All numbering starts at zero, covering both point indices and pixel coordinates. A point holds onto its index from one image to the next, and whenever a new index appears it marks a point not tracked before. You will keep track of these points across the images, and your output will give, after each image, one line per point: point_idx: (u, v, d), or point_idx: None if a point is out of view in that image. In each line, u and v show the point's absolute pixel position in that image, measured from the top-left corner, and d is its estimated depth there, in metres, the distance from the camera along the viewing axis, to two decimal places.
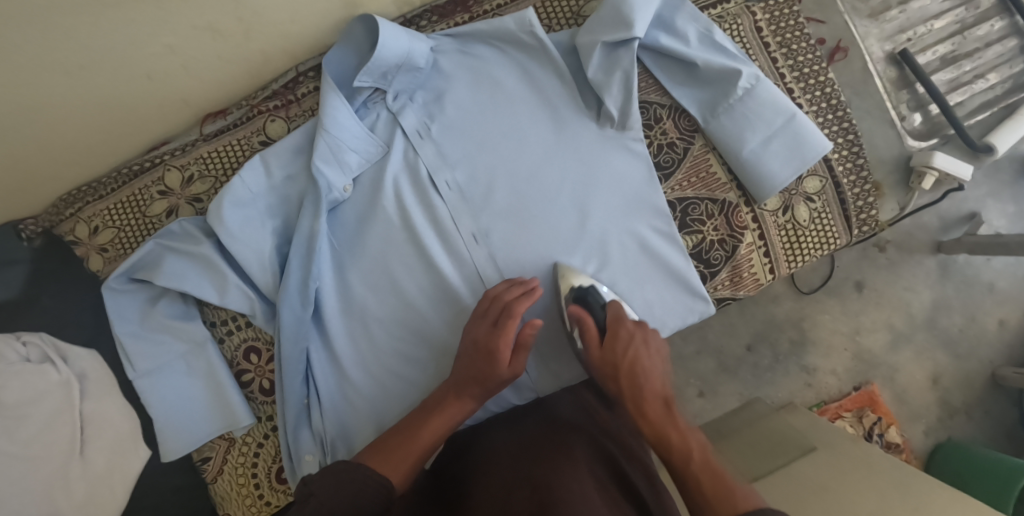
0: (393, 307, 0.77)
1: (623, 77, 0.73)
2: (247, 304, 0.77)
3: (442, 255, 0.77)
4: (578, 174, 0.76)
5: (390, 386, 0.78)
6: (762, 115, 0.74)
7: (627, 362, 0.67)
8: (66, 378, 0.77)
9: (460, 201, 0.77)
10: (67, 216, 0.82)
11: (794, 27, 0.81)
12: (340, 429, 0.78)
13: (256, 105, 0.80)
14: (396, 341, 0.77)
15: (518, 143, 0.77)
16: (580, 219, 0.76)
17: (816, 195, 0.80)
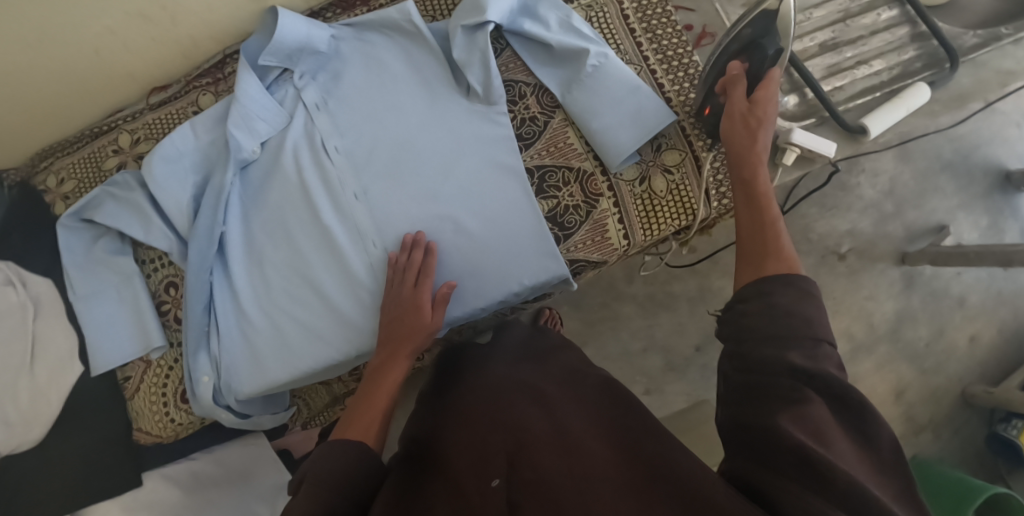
0: (285, 253, 0.89)
1: (482, 56, 0.82)
2: (167, 241, 0.91)
3: (326, 208, 0.88)
4: (446, 141, 0.86)
5: (278, 320, 0.89)
6: (610, 89, 0.81)
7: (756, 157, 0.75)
8: (23, 300, 0.94)
9: (345, 163, 0.88)
10: (41, 169, 0.99)
11: (662, 14, 0.88)
12: (234, 356, 0.89)
13: (190, 82, 0.95)
14: (286, 282, 0.89)
15: (398, 115, 0.88)
16: (445, 181, 0.86)
17: (675, 167, 0.85)
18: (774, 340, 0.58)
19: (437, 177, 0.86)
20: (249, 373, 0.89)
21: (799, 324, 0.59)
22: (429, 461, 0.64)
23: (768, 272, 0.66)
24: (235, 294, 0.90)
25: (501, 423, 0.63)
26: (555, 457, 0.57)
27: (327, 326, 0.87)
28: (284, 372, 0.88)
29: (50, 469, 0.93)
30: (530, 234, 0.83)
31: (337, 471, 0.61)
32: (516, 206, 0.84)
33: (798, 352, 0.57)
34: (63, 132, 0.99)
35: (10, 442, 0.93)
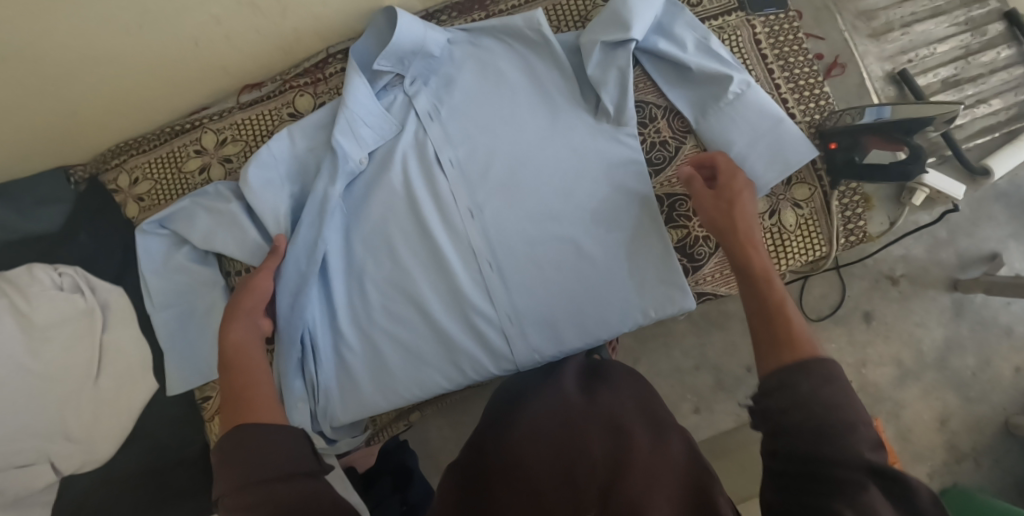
0: (389, 273, 0.83)
1: (619, 73, 0.78)
2: (255, 252, 0.83)
3: (435, 225, 0.82)
4: (568, 161, 0.81)
5: (379, 343, 0.83)
6: (749, 119, 0.77)
7: (745, 237, 0.66)
8: (91, 307, 0.87)
9: (457, 179, 0.82)
10: (112, 165, 0.92)
11: (794, 41, 0.84)
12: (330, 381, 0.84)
13: (289, 81, 0.89)
14: (387, 302, 0.83)
15: (517, 131, 0.82)
16: (566, 203, 0.81)
17: (804, 202, 0.82)
18: (818, 383, 0.48)
19: (558, 199, 0.81)
20: (345, 395, 0.84)
21: (818, 378, 0.49)
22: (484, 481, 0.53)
23: (798, 359, 0.51)
24: (331, 312, 0.84)
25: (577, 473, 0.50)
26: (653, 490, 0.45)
27: (432, 350, 0.82)
28: (383, 394, 0.84)
29: (111, 498, 0.86)
30: (659, 262, 0.80)
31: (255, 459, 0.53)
32: (644, 233, 0.80)
33: (814, 388, 0.48)
34: (139, 128, 0.92)
35: (73, 461, 0.85)
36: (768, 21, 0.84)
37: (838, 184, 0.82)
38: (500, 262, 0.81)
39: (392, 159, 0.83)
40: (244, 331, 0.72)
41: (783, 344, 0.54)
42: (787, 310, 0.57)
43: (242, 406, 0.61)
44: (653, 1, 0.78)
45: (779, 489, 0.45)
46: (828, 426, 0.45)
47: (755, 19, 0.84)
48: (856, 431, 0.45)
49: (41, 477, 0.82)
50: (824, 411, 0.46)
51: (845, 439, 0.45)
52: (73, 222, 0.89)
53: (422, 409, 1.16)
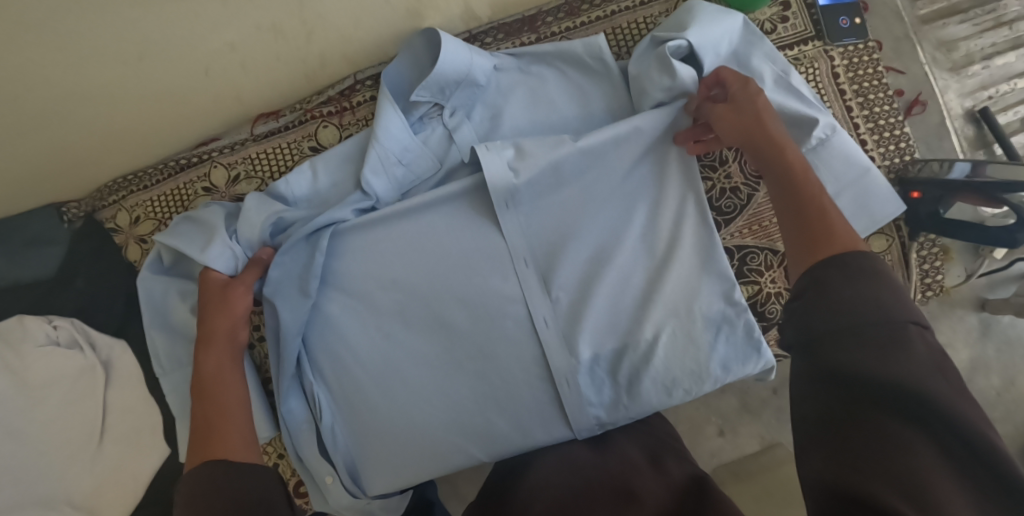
0: (419, 308, 0.72)
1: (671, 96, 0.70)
2: (229, 264, 0.70)
3: (484, 279, 0.71)
4: (621, 196, 0.72)
5: (404, 402, 0.71)
6: (833, 168, 0.70)
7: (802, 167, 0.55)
8: (92, 363, 0.78)
9: (504, 205, 0.70)
10: (111, 202, 0.81)
11: (873, 75, 0.77)
12: (348, 446, 0.73)
13: (309, 110, 0.77)
14: (415, 354, 0.72)
15: (576, 161, 0.70)
16: (620, 242, 0.71)
17: (881, 254, 0.76)
18: (839, 285, 0.42)
19: (625, 237, 0.71)
20: (368, 468, 0.72)
21: (854, 300, 0.41)
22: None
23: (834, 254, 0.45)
24: (342, 344, 0.72)
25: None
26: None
27: (464, 413, 0.71)
28: (413, 458, 0.71)
29: None
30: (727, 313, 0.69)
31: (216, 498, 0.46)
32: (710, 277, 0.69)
33: (875, 316, 0.40)
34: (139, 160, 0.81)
35: None
36: (848, 52, 0.77)
37: (918, 235, 0.76)
38: (558, 304, 0.71)
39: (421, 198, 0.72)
40: (216, 365, 0.64)
41: (813, 241, 0.48)
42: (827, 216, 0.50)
43: (212, 444, 0.54)
44: (728, 28, 0.71)
45: (832, 456, 0.37)
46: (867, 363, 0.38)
47: (833, 50, 0.76)
48: (901, 353, 0.38)
49: None
50: (874, 347, 0.38)
51: (898, 355, 0.38)
52: (68, 266, 0.80)
53: None
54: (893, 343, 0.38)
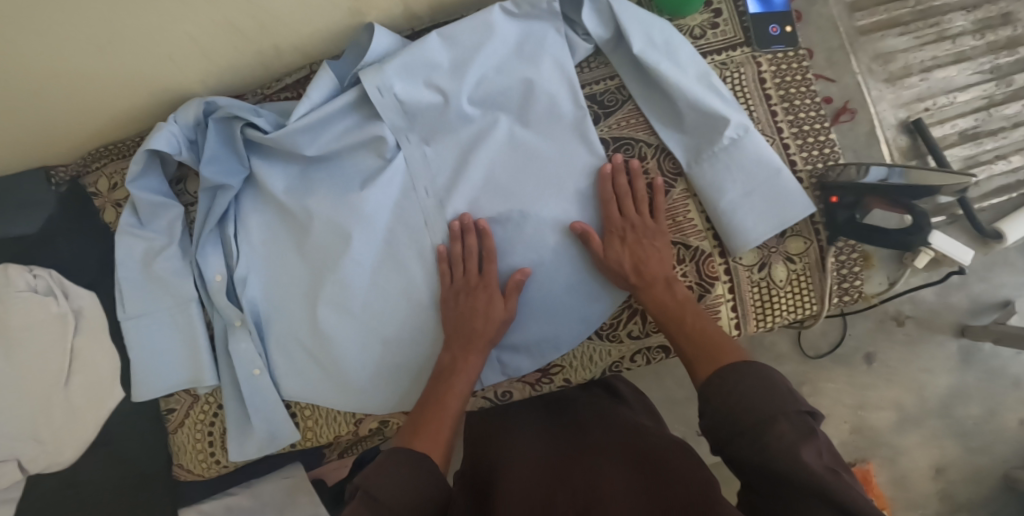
0: (327, 191, 0.80)
1: (561, 66, 0.76)
2: (173, 143, 0.79)
3: (384, 188, 0.79)
4: (531, 125, 0.78)
5: (328, 295, 0.80)
6: (745, 166, 0.73)
7: (635, 248, 0.72)
8: (63, 313, 0.87)
9: (399, 113, 0.77)
10: (94, 168, 0.90)
11: (800, 82, 0.79)
12: (277, 335, 0.82)
13: (270, 96, 0.86)
14: (332, 255, 0.79)
15: (483, 125, 0.78)
16: (529, 172, 0.78)
17: (798, 256, 0.77)
18: (741, 401, 0.55)
19: (531, 204, 0.77)
20: (295, 361, 0.82)
21: (741, 386, 0.56)
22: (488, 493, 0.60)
23: (724, 363, 0.60)
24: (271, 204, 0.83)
25: (579, 474, 0.56)
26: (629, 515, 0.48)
27: (380, 309, 0.80)
28: (332, 386, 0.81)
29: (68, 502, 0.86)
30: None
31: (405, 494, 0.55)
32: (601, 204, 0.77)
33: (773, 389, 0.54)
34: (122, 134, 0.90)
35: (38, 463, 0.87)
36: (775, 59, 0.79)
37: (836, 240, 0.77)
38: (446, 196, 0.79)
39: (323, 111, 0.76)
40: None
41: (705, 352, 0.63)
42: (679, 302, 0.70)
43: None
44: (647, 20, 0.75)
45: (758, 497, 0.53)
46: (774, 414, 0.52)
47: (760, 56, 0.79)
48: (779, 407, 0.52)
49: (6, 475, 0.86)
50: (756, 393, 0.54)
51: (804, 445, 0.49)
52: (49, 226, 0.88)
53: None
54: (766, 390, 0.54)
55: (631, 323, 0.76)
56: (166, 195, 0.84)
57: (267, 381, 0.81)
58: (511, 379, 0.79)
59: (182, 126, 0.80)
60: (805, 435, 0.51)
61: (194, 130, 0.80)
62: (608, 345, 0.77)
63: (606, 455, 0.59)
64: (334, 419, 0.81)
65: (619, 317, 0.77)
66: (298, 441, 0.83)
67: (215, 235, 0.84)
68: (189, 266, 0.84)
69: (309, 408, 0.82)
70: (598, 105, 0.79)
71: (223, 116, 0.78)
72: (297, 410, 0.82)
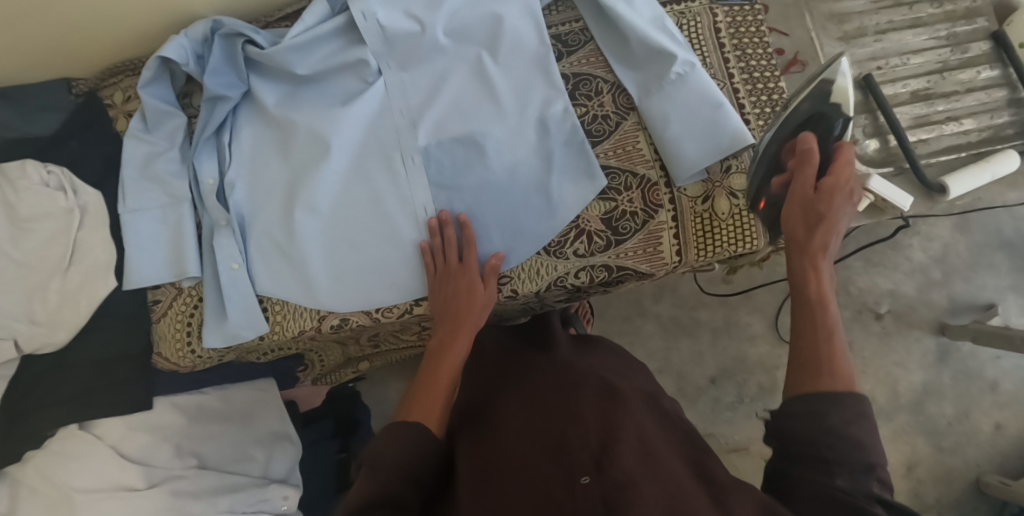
0: (311, 108, 0.87)
1: (528, 5, 0.82)
2: (181, 53, 0.87)
3: (363, 108, 0.85)
4: (495, 54, 0.83)
5: (301, 199, 0.85)
6: (689, 101, 0.79)
7: (821, 227, 0.68)
8: (70, 207, 0.95)
9: (379, 39, 0.83)
10: (110, 83, 1.00)
11: (755, 33, 0.85)
12: (255, 237, 0.89)
13: (272, 24, 0.94)
14: (307, 165, 0.86)
15: (455, 54, 0.84)
16: (493, 98, 0.83)
17: (741, 192, 0.83)
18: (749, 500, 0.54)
19: (491, 127, 0.82)
20: (269, 261, 0.88)
21: (820, 414, 0.56)
22: (493, 439, 0.66)
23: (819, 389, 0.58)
24: (265, 119, 0.90)
25: (584, 419, 0.62)
26: (637, 459, 0.56)
27: (351, 217, 0.86)
28: (301, 284, 0.87)
29: (57, 379, 0.94)
30: (581, 160, 0.81)
31: (397, 455, 0.62)
32: (557, 128, 0.82)
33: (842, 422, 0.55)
34: (138, 53, 1.00)
35: (32, 342, 0.94)
36: (732, 11, 0.85)
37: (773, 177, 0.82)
38: (418, 118, 0.85)
39: (312, 32, 0.83)
40: None
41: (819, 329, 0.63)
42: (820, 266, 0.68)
43: None
44: None
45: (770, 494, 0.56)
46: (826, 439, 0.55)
47: (718, 8, 0.85)
48: (832, 415, 0.56)
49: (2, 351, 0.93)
50: (816, 426, 0.56)
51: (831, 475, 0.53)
52: (63, 129, 0.98)
53: (370, 357, 1.20)
54: (822, 411, 0.56)
55: (577, 242, 0.81)
56: (172, 105, 0.93)
57: (243, 275, 0.88)
58: None
59: (191, 40, 0.88)
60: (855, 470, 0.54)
61: (202, 46, 0.89)
62: (554, 261, 0.82)
63: (589, 394, 0.67)
64: (300, 315, 0.87)
65: (567, 236, 0.82)
66: (267, 336, 0.89)
67: (211, 144, 0.92)
68: (187, 170, 0.93)
69: (278, 303, 0.88)
70: (563, 44, 0.85)
71: (227, 34, 0.86)
72: (268, 305, 0.88)
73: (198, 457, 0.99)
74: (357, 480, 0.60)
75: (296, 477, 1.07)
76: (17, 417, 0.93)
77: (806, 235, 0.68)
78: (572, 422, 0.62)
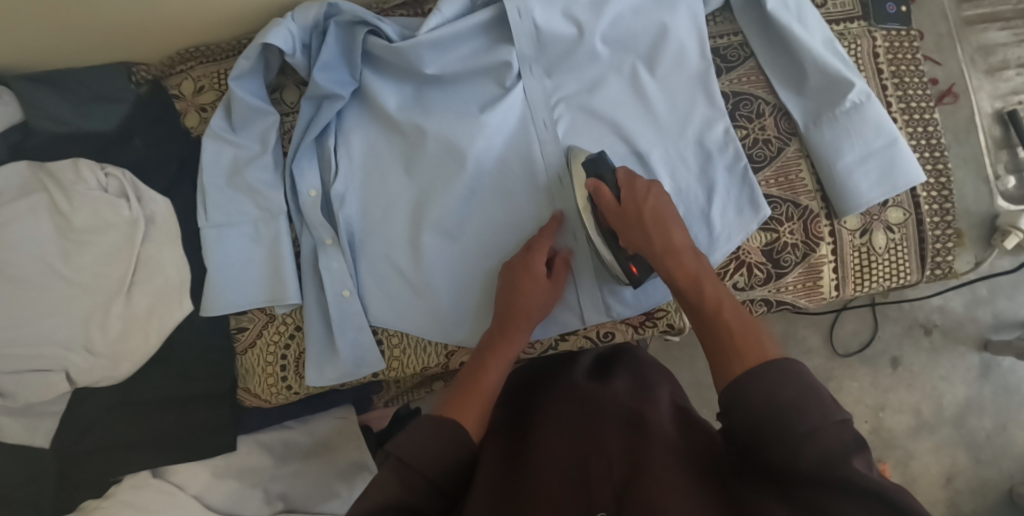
0: (443, 114, 0.77)
1: (692, 16, 0.76)
2: (290, 43, 0.74)
3: (503, 118, 0.76)
4: (653, 68, 0.76)
5: (432, 219, 0.76)
6: (863, 131, 0.74)
7: (655, 221, 0.64)
8: (135, 217, 0.82)
9: (531, 41, 0.74)
10: (178, 71, 0.87)
11: (911, 61, 0.81)
12: (370, 259, 0.78)
13: (387, 12, 0.80)
14: (433, 180, 0.77)
15: (610, 64, 0.77)
16: (649, 117, 0.77)
17: (897, 226, 0.79)
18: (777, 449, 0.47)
19: (650, 147, 0.76)
20: (386, 289, 0.78)
21: (772, 383, 0.48)
22: (520, 464, 0.57)
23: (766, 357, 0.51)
24: (380, 118, 0.79)
25: (606, 448, 0.55)
26: (665, 492, 0.48)
27: (486, 242, 0.77)
28: (422, 314, 0.77)
29: (122, 414, 0.82)
30: (743, 188, 0.76)
31: (429, 453, 0.54)
32: (718, 154, 0.76)
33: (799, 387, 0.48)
34: (211, 38, 0.87)
35: (91, 374, 0.82)
36: (891, 36, 0.81)
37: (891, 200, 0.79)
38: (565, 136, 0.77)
39: (454, 28, 0.73)
40: None
41: (728, 345, 0.54)
42: (688, 256, 0.63)
43: None
44: None
45: None
46: (789, 422, 0.46)
47: (877, 31, 0.81)
48: (805, 409, 0.46)
49: (56, 386, 0.80)
50: (796, 398, 0.47)
51: (809, 448, 0.45)
52: (127, 125, 0.84)
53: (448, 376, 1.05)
54: (809, 395, 0.47)
55: (737, 275, 0.76)
56: (264, 101, 0.79)
57: (356, 303, 0.77)
58: (615, 321, 0.78)
59: (299, 27, 0.75)
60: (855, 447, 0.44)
61: (310, 33, 0.75)
62: None
63: (612, 418, 0.59)
64: (423, 350, 0.78)
65: (727, 268, 0.76)
66: (381, 371, 0.79)
67: (312, 148, 0.79)
68: (282, 178, 0.80)
69: (396, 335, 0.78)
70: (721, 58, 0.79)
71: (346, 22, 0.74)
72: (383, 337, 0.78)
73: (286, 500, 0.90)
74: (380, 471, 0.53)
75: None
76: (81, 459, 0.82)
77: (648, 239, 0.64)
78: (593, 451, 0.55)
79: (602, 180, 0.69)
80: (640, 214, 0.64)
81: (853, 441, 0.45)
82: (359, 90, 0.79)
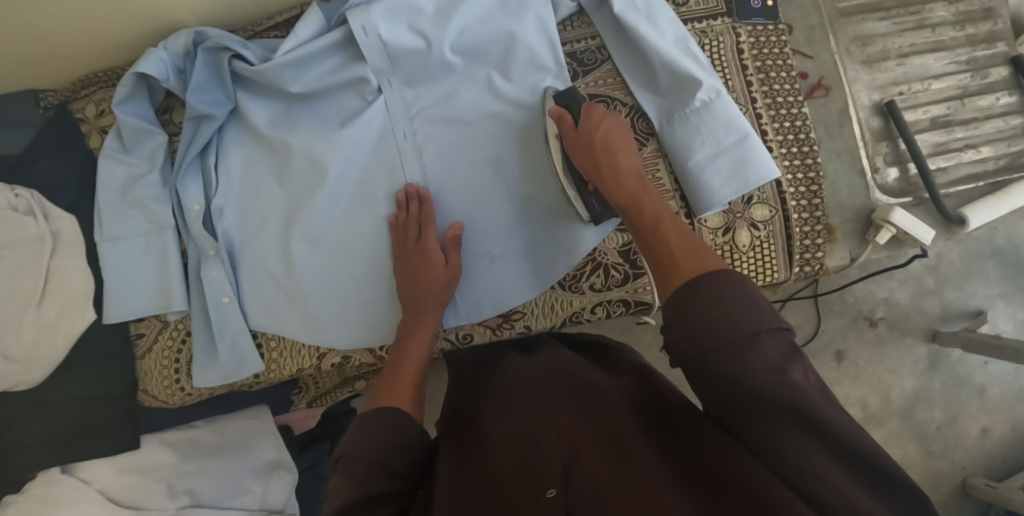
0: (307, 129, 0.80)
1: (538, 19, 0.77)
2: (162, 69, 0.78)
3: (365, 129, 0.79)
4: (507, 71, 0.79)
5: (299, 229, 0.79)
6: (714, 130, 0.75)
7: (606, 148, 0.70)
8: (43, 232, 0.87)
9: (382, 55, 0.76)
10: (82, 95, 0.91)
11: (778, 56, 0.81)
12: (249, 268, 0.83)
13: (259, 33, 0.87)
14: (299, 195, 0.80)
15: (465, 73, 0.79)
16: (506, 121, 0.79)
17: (763, 224, 0.79)
18: (698, 303, 0.52)
19: (509, 151, 0.78)
20: (265, 297, 0.82)
21: (709, 292, 0.52)
22: (478, 451, 0.59)
23: (702, 268, 0.55)
24: (255, 137, 0.83)
25: (556, 424, 0.57)
26: (612, 469, 0.51)
27: (354, 250, 0.80)
28: (298, 319, 0.81)
29: (35, 417, 0.88)
30: None
31: (375, 443, 0.57)
32: None
33: (738, 301, 0.51)
34: (113, 62, 0.92)
35: (7, 380, 0.86)
36: (755, 31, 0.82)
37: (752, 197, 0.79)
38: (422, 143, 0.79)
39: (310, 47, 0.76)
40: None
41: (668, 257, 0.58)
42: (633, 178, 0.68)
43: None
44: None
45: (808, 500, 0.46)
46: (728, 330, 0.50)
47: (741, 27, 0.82)
48: (742, 315, 0.50)
49: None
50: (733, 305, 0.51)
51: (750, 356, 0.49)
52: (33, 146, 0.89)
53: (368, 376, 1.05)
54: (749, 302, 0.52)
55: (594, 276, 0.79)
56: (152, 122, 0.84)
57: (235, 310, 0.81)
58: (473, 323, 0.80)
59: (171, 54, 0.79)
60: (790, 353, 0.50)
61: (183, 59, 0.80)
62: (569, 295, 0.80)
63: (567, 402, 0.62)
64: (298, 352, 0.82)
65: (583, 269, 0.79)
66: (262, 373, 0.84)
67: (195, 166, 0.83)
68: (170, 194, 0.85)
69: (274, 339, 0.82)
70: (578, 62, 0.80)
71: (211, 47, 0.78)
72: (262, 341, 0.83)
73: (192, 494, 0.95)
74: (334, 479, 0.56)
75: (294, 506, 1.01)
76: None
77: (596, 165, 0.69)
78: (544, 428, 0.57)
79: (569, 110, 0.75)
80: (592, 140, 0.70)
81: (802, 369, 0.49)
82: (235, 109, 0.83)
